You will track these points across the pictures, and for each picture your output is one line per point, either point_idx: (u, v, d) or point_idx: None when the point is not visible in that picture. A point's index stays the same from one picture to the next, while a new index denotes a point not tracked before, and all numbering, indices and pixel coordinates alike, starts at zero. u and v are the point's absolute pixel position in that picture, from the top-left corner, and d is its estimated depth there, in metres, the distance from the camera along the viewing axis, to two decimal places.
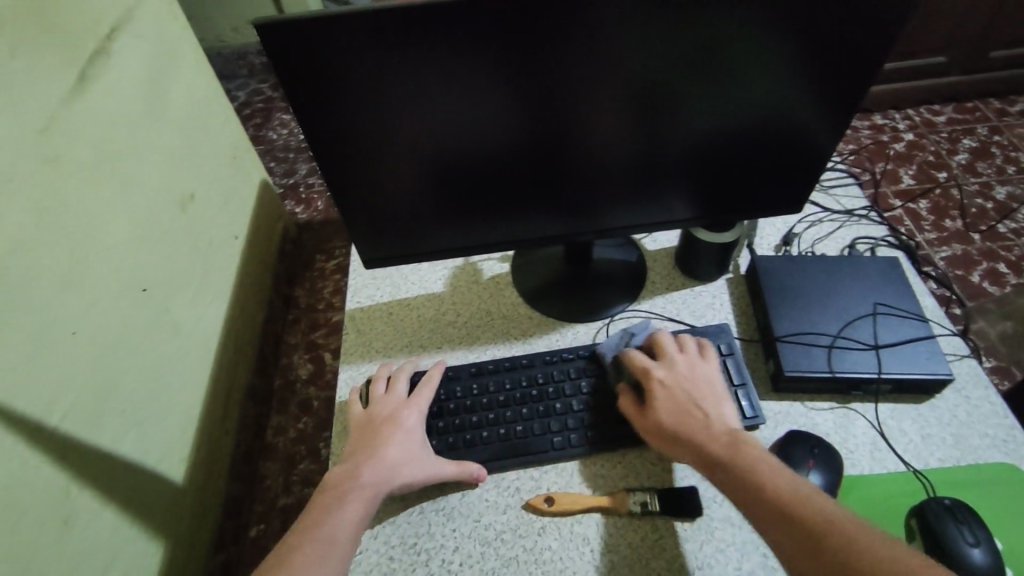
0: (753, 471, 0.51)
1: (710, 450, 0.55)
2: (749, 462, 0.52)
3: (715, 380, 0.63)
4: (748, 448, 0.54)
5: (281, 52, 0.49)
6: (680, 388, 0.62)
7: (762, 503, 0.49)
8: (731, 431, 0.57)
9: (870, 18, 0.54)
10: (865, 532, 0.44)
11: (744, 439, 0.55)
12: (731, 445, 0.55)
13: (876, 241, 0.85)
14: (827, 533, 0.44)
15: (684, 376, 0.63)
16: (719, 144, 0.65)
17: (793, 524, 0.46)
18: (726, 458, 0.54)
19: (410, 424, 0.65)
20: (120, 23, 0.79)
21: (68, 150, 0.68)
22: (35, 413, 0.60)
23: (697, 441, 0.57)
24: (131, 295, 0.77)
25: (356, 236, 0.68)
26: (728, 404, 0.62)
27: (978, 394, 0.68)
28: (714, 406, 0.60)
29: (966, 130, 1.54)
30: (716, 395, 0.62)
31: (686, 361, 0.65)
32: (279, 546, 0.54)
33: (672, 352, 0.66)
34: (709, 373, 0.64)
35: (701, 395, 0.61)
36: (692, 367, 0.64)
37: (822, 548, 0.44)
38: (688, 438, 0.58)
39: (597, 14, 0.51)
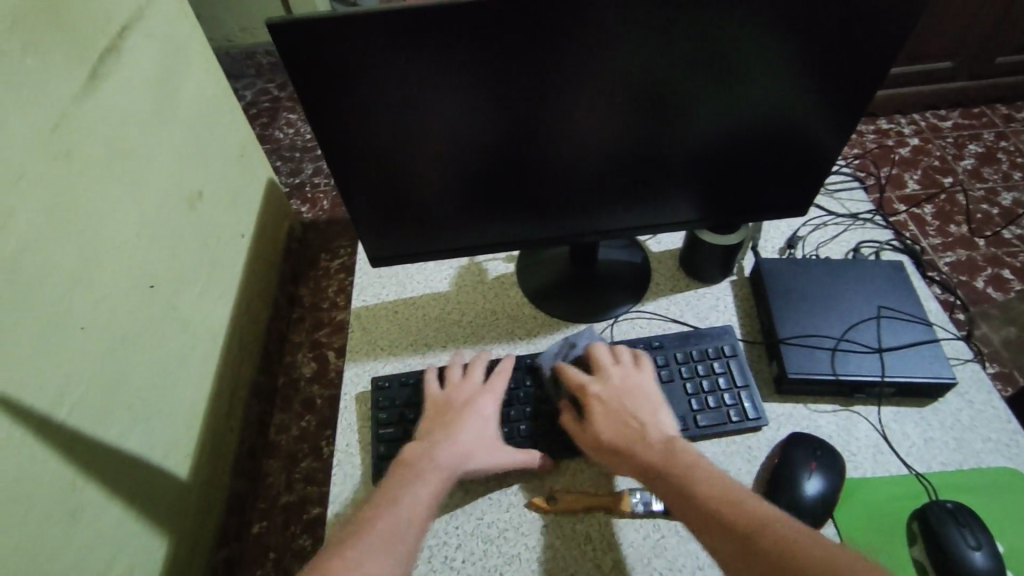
0: (689, 478, 0.52)
1: (647, 461, 0.56)
2: (684, 470, 0.53)
3: (650, 389, 0.64)
4: (680, 456, 0.55)
5: (292, 52, 0.49)
6: (614, 399, 0.62)
7: (699, 510, 0.49)
8: (667, 439, 0.58)
9: (876, 21, 0.54)
10: (798, 532, 0.44)
11: (677, 446, 0.56)
12: (666, 454, 0.55)
13: (881, 245, 0.85)
14: (758, 536, 0.45)
15: (617, 387, 0.64)
16: (727, 146, 0.65)
17: (728, 529, 0.46)
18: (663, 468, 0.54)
19: (486, 411, 0.65)
20: (131, 21, 0.80)
21: (78, 147, 0.68)
22: (43, 407, 0.61)
23: (635, 451, 0.57)
24: (140, 292, 0.78)
25: (363, 234, 0.68)
26: (666, 412, 0.62)
27: (981, 398, 0.68)
28: (650, 415, 0.61)
29: (972, 135, 1.54)
30: (653, 403, 0.62)
31: (620, 372, 0.65)
32: (361, 513, 0.52)
33: (606, 364, 0.66)
34: (643, 382, 0.64)
35: (636, 404, 0.62)
36: (626, 377, 0.65)
37: (756, 549, 0.44)
38: (625, 449, 0.58)
39: (604, 15, 0.51)
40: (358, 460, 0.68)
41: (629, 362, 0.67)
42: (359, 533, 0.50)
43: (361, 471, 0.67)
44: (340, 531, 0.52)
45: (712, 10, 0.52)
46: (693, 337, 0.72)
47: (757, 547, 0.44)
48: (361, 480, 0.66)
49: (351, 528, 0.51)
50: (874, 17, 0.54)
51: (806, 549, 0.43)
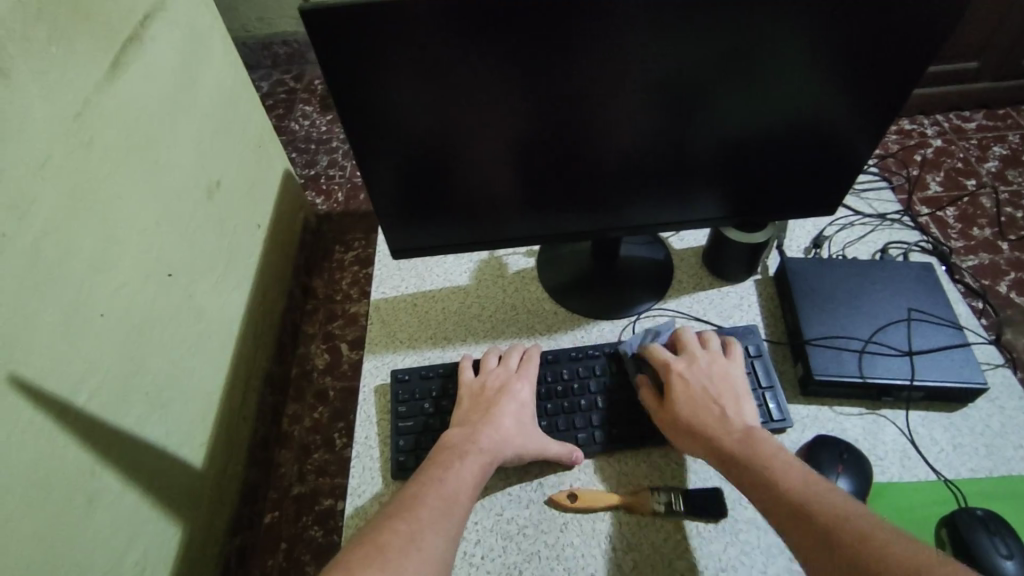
0: (771, 464, 0.53)
1: (728, 444, 0.57)
2: (765, 457, 0.54)
3: (736, 378, 0.65)
4: (762, 444, 0.55)
5: (320, 39, 0.49)
6: (698, 382, 0.63)
7: (775, 493, 0.50)
8: (747, 427, 0.58)
9: (909, 18, 0.53)
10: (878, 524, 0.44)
11: (759, 436, 0.57)
12: (747, 442, 0.56)
13: (910, 246, 0.83)
14: (836, 525, 0.45)
15: (706, 371, 0.64)
16: (755, 143, 0.64)
17: (807, 515, 0.47)
18: (744, 452, 0.55)
19: (520, 397, 0.66)
20: (154, 10, 0.80)
21: (101, 135, 0.69)
22: (64, 392, 0.61)
23: (713, 433, 0.58)
24: (159, 280, 0.78)
25: (384, 227, 0.68)
26: (749, 403, 0.63)
27: (1012, 404, 0.67)
28: (733, 403, 0.61)
29: (997, 137, 1.51)
30: (738, 392, 0.63)
31: (709, 358, 0.66)
32: (404, 495, 0.53)
33: (695, 348, 0.67)
34: (728, 371, 0.65)
35: (720, 390, 0.63)
36: (714, 364, 0.65)
37: (834, 536, 0.45)
38: (704, 430, 0.59)
39: (635, 7, 0.50)
40: (376, 453, 0.68)
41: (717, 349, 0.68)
42: (405, 512, 0.51)
43: (379, 464, 0.67)
44: (386, 507, 0.53)
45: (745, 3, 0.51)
46: (717, 336, 0.71)
47: (835, 535, 0.45)
48: (379, 474, 0.66)
49: (396, 507, 0.52)
50: (908, 13, 0.52)
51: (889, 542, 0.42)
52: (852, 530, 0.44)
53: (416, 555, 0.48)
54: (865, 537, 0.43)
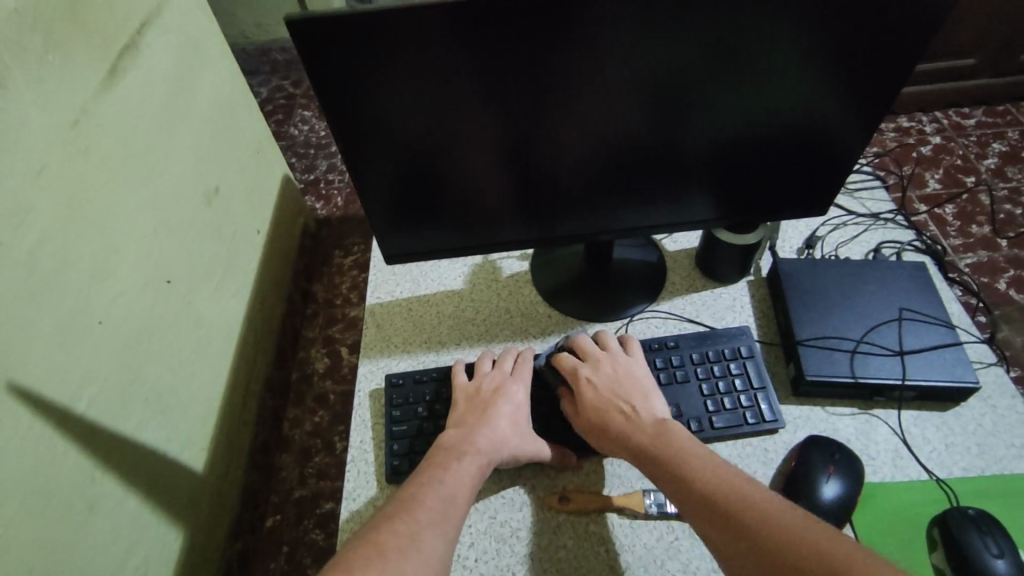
0: (682, 459, 0.54)
1: (642, 444, 0.58)
2: (676, 451, 0.55)
3: (640, 372, 0.66)
4: (674, 437, 0.57)
5: (311, 47, 0.49)
6: (606, 384, 0.64)
7: (688, 490, 0.51)
8: (658, 421, 0.59)
9: (905, 18, 0.53)
10: (780, 509, 0.46)
11: (669, 430, 0.58)
12: (658, 438, 0.57)
13: (903, 246, 0.84)
14: (742, 516, 0.46)
15: (611, 372, 0.65)
16: (746, 143, 0.64)
17: (716, 509, 0.48)
18: (657, 449, 0.56)
19: (516, 398, 0.66)
20: (150, 18, 0.81)
21: (99, 143, 0.69)
22: (63, 399, 0.62)
23: (630, 435, 0.59)
24: (156, 287, 0.79)
25: (378, 232, 0.69)
26: (656, 395, 0.64)
27: (1005, 403, 0.67)
28: (642, 399, 0.63)
29: (996, 133, 1.51)
30: (643, 387, 0.64)
31: (611, 358, 0.67)
32: (403, 495, 0.53)
33: (596, 351, 0.68)
34: (631, 367, 0.66)
35: (628, 388, 0.64)
36: (617, 363, 0.66)
37: (742, 529, 0.46)
38: (620, 433, 0.60)
39: (623, 10, 0.50)
40: (371, 457, 0.68)
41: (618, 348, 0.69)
42: (404, 512, 0.51)
43: (374, 468, 0.67)
44: (385, 507, 0.52)
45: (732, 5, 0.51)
46: (709, 338, 0.72)
47: (741, 527, 0.46)
48: (374, 478, 0.67)
49: (395, 507, 0.51)
50: (904, 13, 0.52)
51: (791, 529, 0.44)
52: (756, 519, 0.45)
53: (417, 555, 0.47)
54: (767, 528, 0.44)
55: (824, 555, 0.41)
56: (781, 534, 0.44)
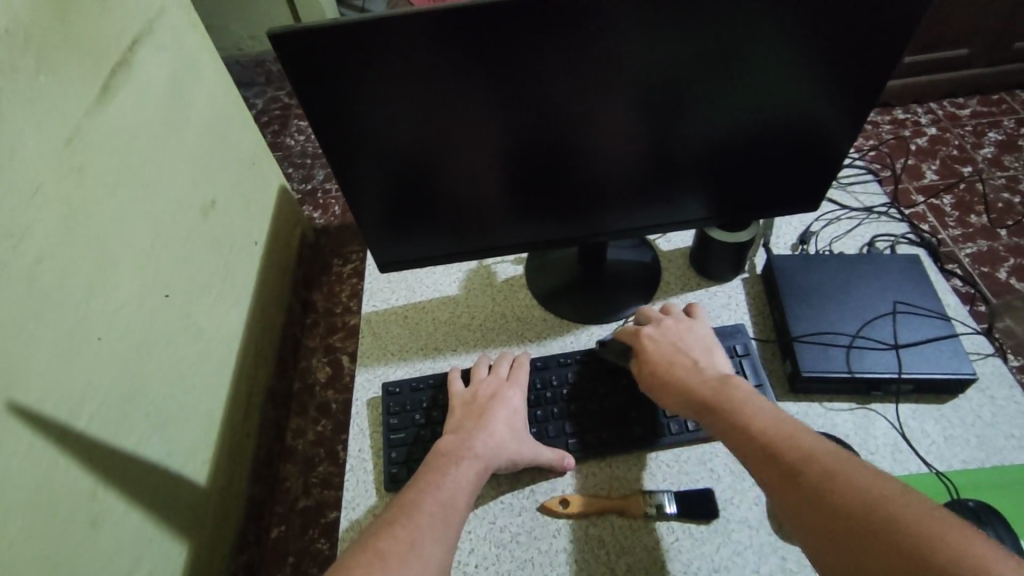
0: (741, 408, 0.53)
1: (702, 391, 0.57)
2: (735, 398, 0.54)
3: (706, 336, 0.66)
4: (733, 386, 0.56)
5: (297, 58, 0.50)
6: (669, 343, 0.65)
7: (746, 437, 0.50)
8: (720, 374, 0.59)
9: (898, 16, 0.53)
10: (842, 459, 0.43)
11: (730, 380, 0.57)
12: (719, 386, 0.57)
13: (897, 238, 0.83)
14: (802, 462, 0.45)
15: (675, 333, 0.66)
16: (737, 141, 0.64)
17: (776, 454, 0.46)
18: (717, 398, 0.55)
19: (513, 404, 0.66)
20: (142, 35, 0.81)
21: (93, 161, 0.70)
22: (63, 416, 0.62)
23: (691, 383, 0.59)
24: (155, 301, 0.79)
25: (372, 241, 0.69)
26: (720, 356, 0.64)
27: (1003, 394, 0.67)
28: (705, 357, 0.63)
29: (991, 123, 1.51)
30: (707, 347, 0.64)
31: (675, 321, 0.68)
32: (401, 501, 0.53)
33: (660, 316, 0.69)
34: (697, 331, 0.67)
35: (692, 348, 0.64)
36: (681, 326, 0.67)
37: (800, 474, 0.44)
38: (680, 382, 0.60)
39: (613, 13, 0.51)
40: (369, 465, 0.68)
41: (681, 314, 0.70)
42: (404, 518, 0.51)
43: (373, 477, 0.67)
44: (384, 514, 0.52)
45: (720, 4, 0.51)
46: None
47: (801, 473, 0.44)
48: (373, 487, 0.67)
49: (395, 514, 0.51)
50: (898, 13, 0.53)
51: (852, 476, 0.41)
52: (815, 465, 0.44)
53: (417, 561, 0.47)
54: (827, 473, 0.43)
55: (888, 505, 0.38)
56: (842, 480, 0.41)
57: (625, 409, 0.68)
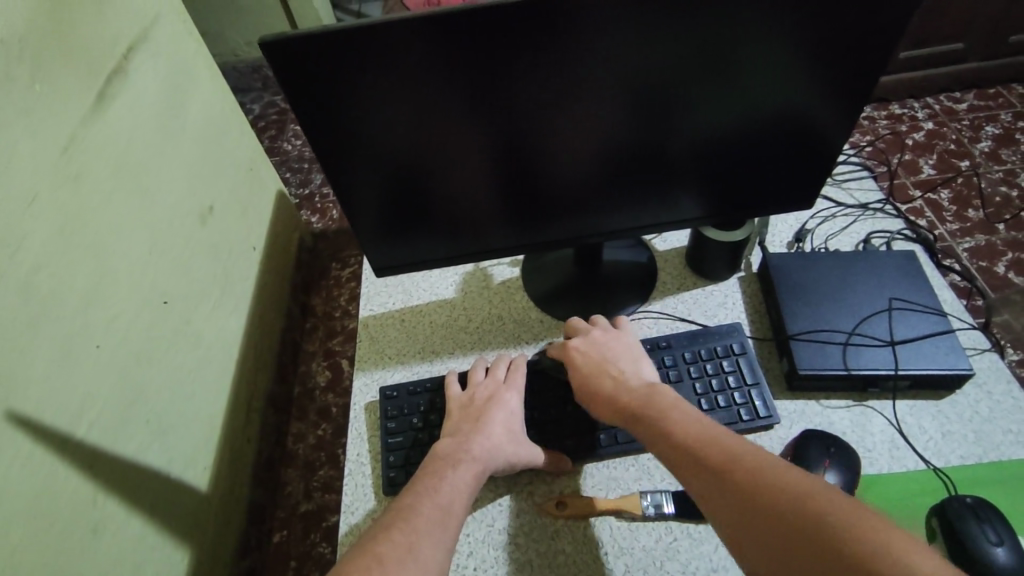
0: (670, 417, 0.55)
1: (631, 402, 0.59)
2: (661, 409, 0.56)
3: (633, 346, 0.68)
4: (660, 396, 0.58)
5: (290, 64, 0.50)
6: (597, 356, 0.67)
7: (675, 447, 0.52)
8: (647, 384, 0.61)
9: (896, 17, 0.54)
10: (766, 460, 0.46)
11: (656, 390, 0.59)
12: (647, 397, 0.59)
13: (892, 235, 0.84)
14: (727, 467, 0.47)
15: (603, 345, 0.68)
16: (730, 140, 0.64)
17: (703, 461, 0.48)
18: (646, 408, 0.57)
19: (510, 406, 0.66)
20: (137, 43, 0.82)
21: (90, 169, 0.70)
22: (63, 425, 0.62)
23: (620, 395, 0.61)
24: (154, 307, 0.79)
25: (366, 247, 0.69)
26: (645, 363, 0.66)
27: (1000, 388, 0.67)
28: (630, 365, 0.65)
29: (988, 116, 1.51)
30: (634, 356, 0.67)
31: (602, 332, 0.70)
32: (398, 506, 0.53)
33: (589, 328, 0.71)
34: (623, 339, 0.69)
35: (619, 358, 0.66)
36: (608, 336, 0.69)
37: (728, 481, 0.46)
38: (610, 394, 0.62)
39: (606, 14, 0.51)
40: (368, 469, 0.68)
41: (609, 325, 0.72)
42: (402, 522, 0.51)
43: (372, 481, 0.67)
44: (382, 519, 0.52)
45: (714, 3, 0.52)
46: (702, 336, 0.72)
47: (728, 477, 0.46)
48: (371, 491, 0.67)
49: (393, 518, 0.51)
50: (896, 12, 0.53)
51: (773, 479, 0.44)
52: (741, 469, 0.46)
53: (416, 565, 0.47)
54: (752, 477, 0.45)
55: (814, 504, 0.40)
56: (767, 482, 0.43)
57: None
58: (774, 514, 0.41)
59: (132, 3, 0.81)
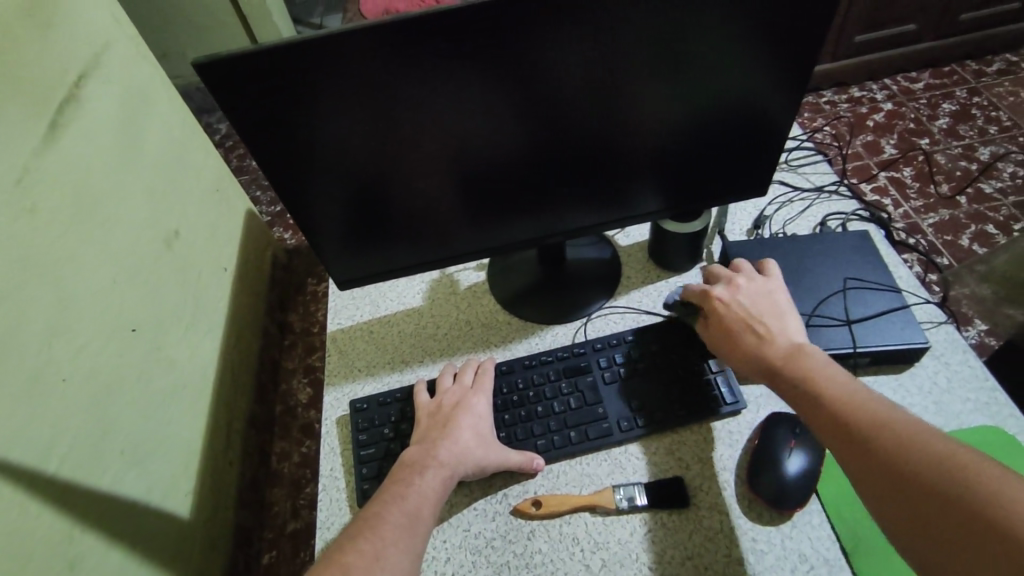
0: (816, 379, 0.52)
1: (775, 360, 0.56)
2: (811, 368, 0.53)
3: (777, 295, 0.63)
4: (810, 355, 0.55)
5: (227, 84, 0.49)
6: (740, 306, 0.62)
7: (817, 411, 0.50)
8: (792, 342, 0.57)
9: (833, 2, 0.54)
10: (926, 434, 0.43)
11: (806, 349, 0.56)
12: (795, 354, 0.55)
13: (847, 216, 0.85)
14: (876, 437, 0.45)
15: (747, 293, 0.63)
16: (685, 132, 0.65)
17: (851, 428, 0.47)
18: (788, 369, 0.55)
19: (478, 410, 0.67)
20: (87, 70, 0.81)
21: (46, 200, 0.69)
22: (31, 462, 0.61)
23: (764, 350, 0.58)
24: (122, 337, 0.78)
25: (330, 259, 0.69)
26: (793, 313, 0.61)
27: (957, 358, 0.68)
28: (778, 316, 0.60)
29: (944, 93, 1.54)
30: (782, 304, 0.62)
31: (745, 279, 0.65)
32: (366, 515, 0.53)
33: (730, 274, 0.66)
34: (770, 287, 0.64)
35: (763, 308, 0.61)
36: (751, 284, 0.64)
37: (878, 451, 0.44)
38: (753, 350, 0.59)
39: (548, 18, 0.51)
40: (342, 483, 0.68)
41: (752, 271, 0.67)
42: (370, 532, 0.51)
43: (348, 495, 0.67)
44: (347, 529, 0.52)
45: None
46: (666, 328, 0.73)
47: (878, 447, 0.44)
48: (346, 504, 0.67)
49: (359, 528, 0.52)
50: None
51: (931, 455, 0.41)
52: (897, 443, 0.43)
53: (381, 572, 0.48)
54: (905, 451, 0.43)
55: (972, 489, 0.38)
56: (923, 458, 0.42)
57: (591, 407, 0.68)
58: (927, 494, 0.40)
59: (81, 29, 0.80)
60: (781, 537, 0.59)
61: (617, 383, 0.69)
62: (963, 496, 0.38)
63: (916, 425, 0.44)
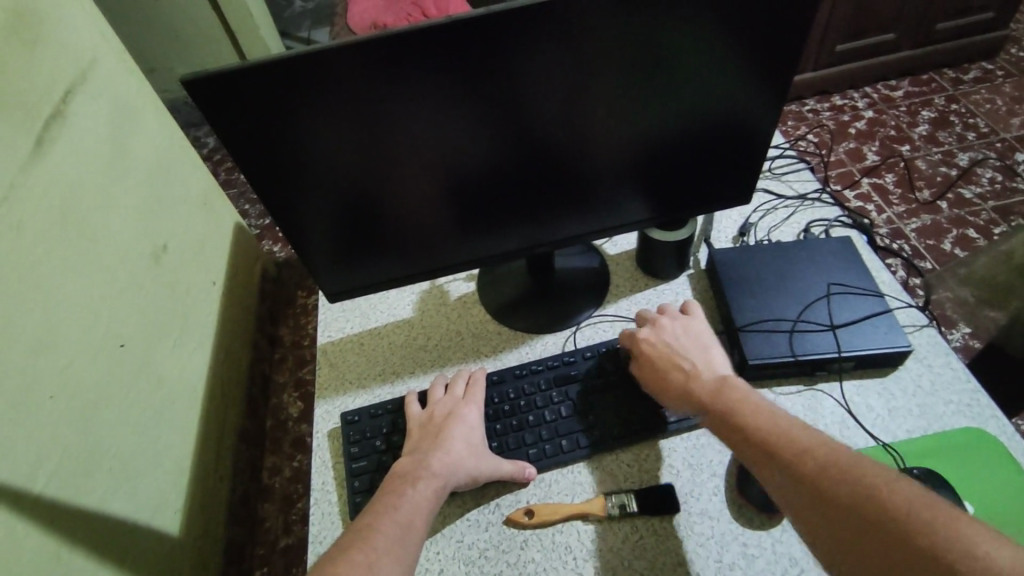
0: (741, 410, 0.54)
1: (702, 395, 0.58)
2: (731, 400, 0.56)
3: (702, 334, 0.67)
4: (729, 388, 0.57)
5: (215, 102, 0.50)
6: (666, 346, 0.65)
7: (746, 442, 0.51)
8: (717, 376, 0.60)
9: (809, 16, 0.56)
10: (845, 456, 0.45)
11: (728, 381, 0.58)
12: (718, 388, 0.58)
13: (830, 223, 0.87)
14: (801, 466, 0.46)
15: (673, 335, 0.67)
16: (665, 143, 0.66)
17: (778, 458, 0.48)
18: (714, 403, 0.57)
19: (470, 420, 0.67)
20: (73, 86, 0.80)
21: (31, 215, 0.69)
22: (18, 480, 0.60)
23: (691, 387, 0.60)
24: (109, 352, 0.77)
25: (321, 272, 0.70)
26: (717, 351, 0.65)
27: (939, 362, 0.70)
28: (701, 355, 0.64)
29: (923, 101, 1.58)
30: (704, 344, 0.65)
31: (672, 321, 0.68)
32: (358, 526, 0.53)
33: (657, 317, 0.70)
34: (695, 328, 0.67)
35: (688, 349, 0.65)
36: (677, 324, 0.68)
37: (805, 476, 0.45)
38: (680, 387, 0.61)
39: (532, 31, 0.52)
40: (334, 496, 0.68)
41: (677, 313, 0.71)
42: (363, 542, 0.51)
43: (339, 509, 0.67)
44: (339, 541, 0.52)
45: (643, 10, 0.53)
46: None
47: (805, 475, 0.45)
48: (339, 517, 0.66)
49: (351, 539, 0.52)
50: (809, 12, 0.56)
51: (853, 475, 0.43)
52: (820, 466, 0.45)
53: None
54: (829, 475, 0.44)
55: (896, 503, 0.40)
56: (844, 479, 0.43)
57: (583, 415, 0.69)
58: (855, 514, 0.41)
59: (67, 45, 0.81)
60: (772, 541, 0.60)
61: (606, 390, 0.70)
62: (887, 510, 0.40)
63: (833, 447, 0.46)
